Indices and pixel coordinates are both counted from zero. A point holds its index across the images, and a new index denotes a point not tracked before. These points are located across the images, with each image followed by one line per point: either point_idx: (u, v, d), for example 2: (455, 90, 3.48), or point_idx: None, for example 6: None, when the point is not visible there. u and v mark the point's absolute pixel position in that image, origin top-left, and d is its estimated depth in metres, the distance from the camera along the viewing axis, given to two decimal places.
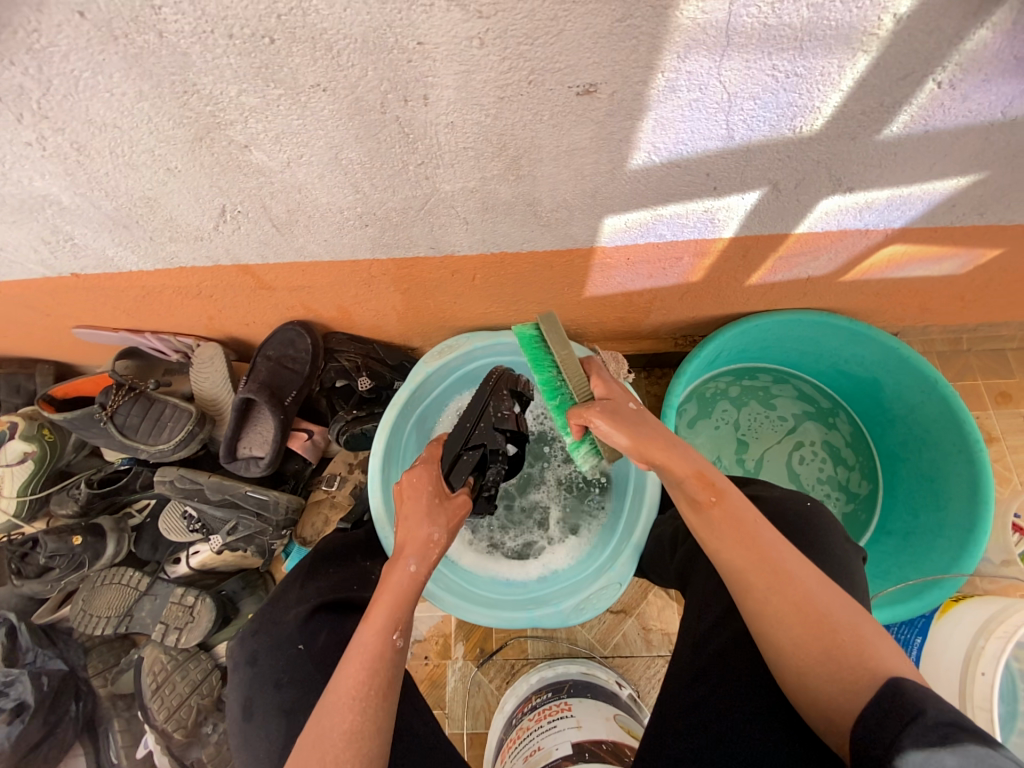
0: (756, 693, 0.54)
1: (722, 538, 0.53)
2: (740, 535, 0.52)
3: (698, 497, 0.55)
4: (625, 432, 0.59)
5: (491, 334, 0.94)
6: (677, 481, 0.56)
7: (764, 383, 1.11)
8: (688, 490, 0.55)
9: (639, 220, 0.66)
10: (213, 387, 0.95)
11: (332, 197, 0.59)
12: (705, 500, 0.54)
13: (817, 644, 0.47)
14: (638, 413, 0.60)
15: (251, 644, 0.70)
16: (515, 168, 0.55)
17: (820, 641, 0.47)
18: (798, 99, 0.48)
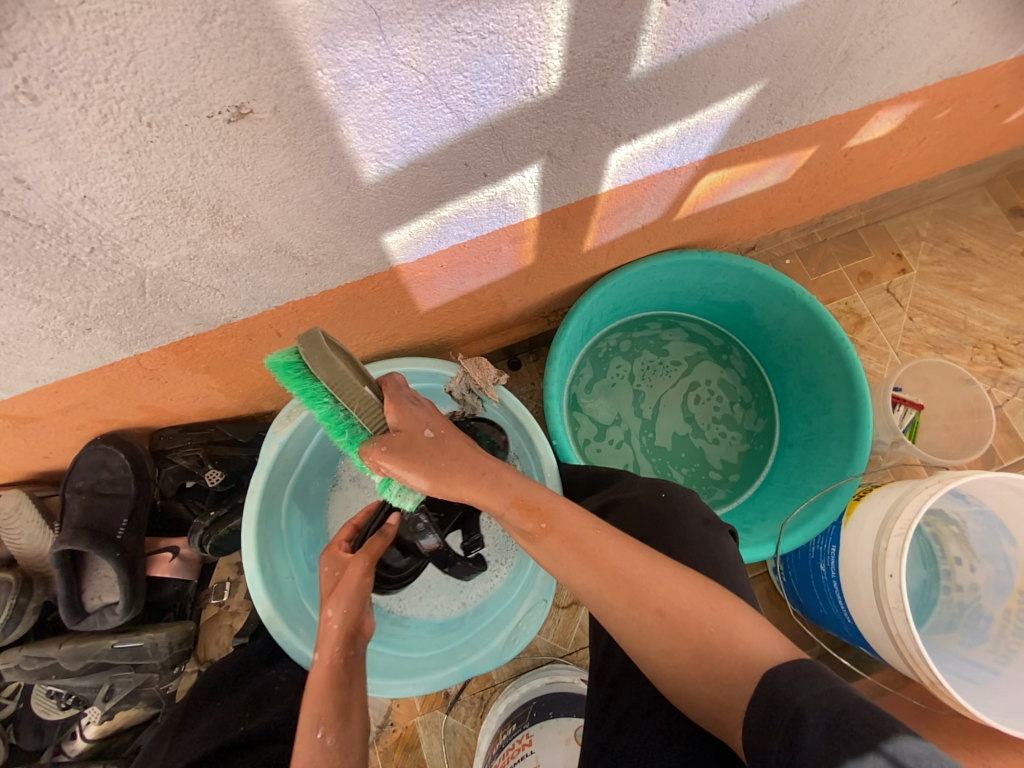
0: None
1: (563, 565, 0.44)
2: (579, 556, 0.43)
3: (527, 528, 0.44)
4: (423, 472, 0.44)
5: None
6: (498, 515, 0.45)
7: (654, 331, 1.07)
8: (513, 522, 0.45)
9: (423, 227, 0.56)
10: (34, 542, 0.79)
11: (13, 317, 0.45)
12: (535, 528, 0.44)
13: (687, 649, 0.41)
14: (436, 442, 0.46)
15: None
16: (225, 220, 0.44)
17: (690, 649, 0.41)
18: (514, 59, 0.39)
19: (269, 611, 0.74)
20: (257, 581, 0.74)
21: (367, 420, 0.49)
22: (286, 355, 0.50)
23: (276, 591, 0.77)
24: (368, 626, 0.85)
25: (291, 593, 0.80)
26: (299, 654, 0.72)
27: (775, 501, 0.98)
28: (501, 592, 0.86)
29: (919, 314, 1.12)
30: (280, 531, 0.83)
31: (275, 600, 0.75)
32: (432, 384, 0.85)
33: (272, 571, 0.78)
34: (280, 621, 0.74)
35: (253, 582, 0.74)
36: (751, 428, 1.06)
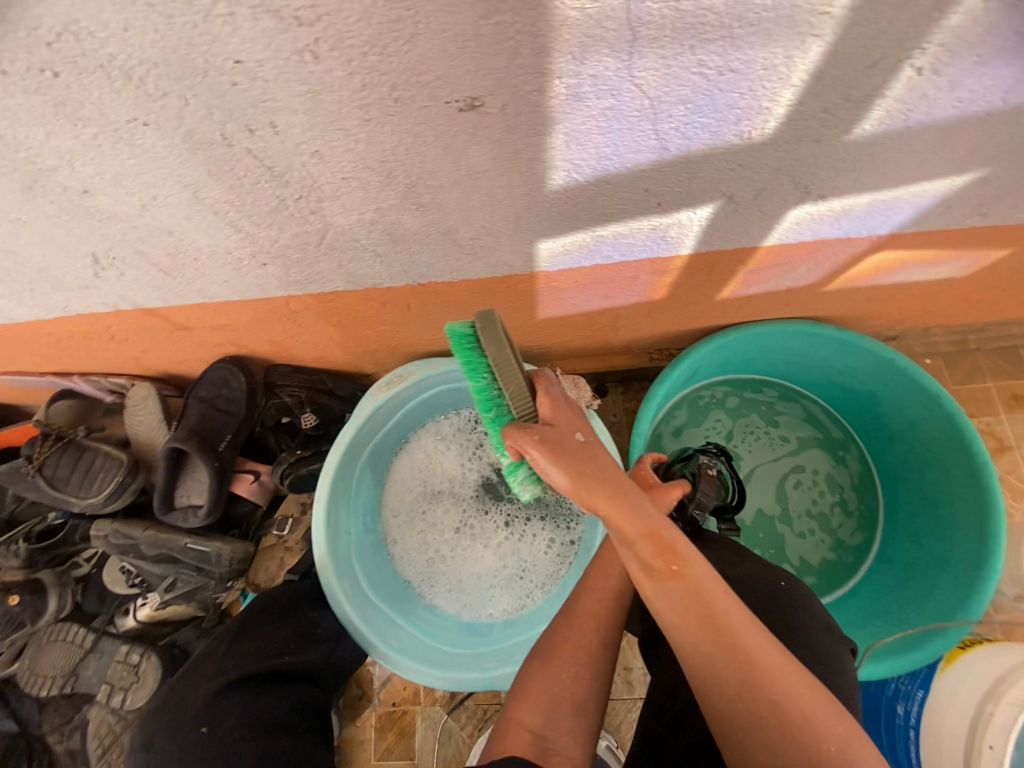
0: None
1: (682, 618, 0.44)
2: (702, 615, 0.44)
3: (654, 564, 0.46)
4: (565, 471, 0.50)
5: (444, 360, 0.85)
6: (628, 542, 0.47)
7: (768, 398, 1.01)
8: (642, 554, 0.46)
9: (577, 241, 0.57)
10: (149, 431, 0.89)
11: (214, 240, 0.51)
12: (663, 568, 0.45)
13: (799, 755, 0.40)
14: (585, 447, 0.51)
15: (148, 727, 0.66)
16: (414, 196, 0.46)
17: (800, 753, 0.40)
18: (741, 99, 0.38)
19: (327, 561, 0.77)
20: (323, 529, 0.78)
21: (514, 402, 0.55)
22: (463, 327, 0.58)
23: (337, 544, 0.80)
24: (403, 605, 0.87)
25: (347, 550, 0.83)
26: (342, 611, 0.75)
27: (853, 620, 0.89)
28: (539, 615, 0.86)
29: None
30: (354, 488, 0.87)
31: (334, 553, 0.78)
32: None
33: (337, 524, 0.81)
34: (334, 575, 0.77)
35: (321, 529, 0.78)
36: (846, 540, 0.96)
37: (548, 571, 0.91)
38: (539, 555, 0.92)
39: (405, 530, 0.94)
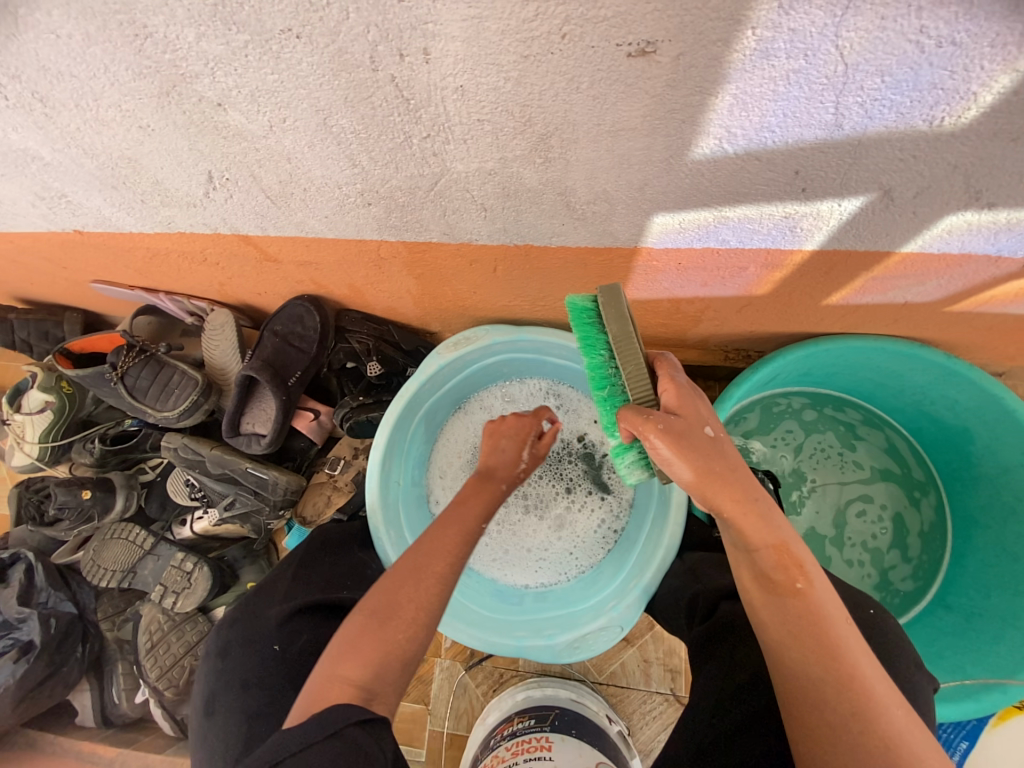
0: None
1: (797, 634, 0.47)
2: (819, 636, 0.46)
3: (777, 577, 0.49)
4: (692, 464, 0.51)
5: (513, 328, 0.82)
6: (752, 550, 0.50)
7: (849, 420, 0.96)
8: (766, 564, 0.50)
9: (696, 219, 0.53)
10: (223, 357, 0.92)
11: (328, 171, 0.50)
12: (786, 583, 0.49)
13: None
14: (714, 443, 0.53)
15: (225, 637, 0.72)
16: (543, 149, 0.43)
17: None
18: (949, 77, 0.33)
19: (377, 504, 0.78)
20: (376, 473, 0.79)
21: (632, 383, 0.58)
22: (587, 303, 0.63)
23: (387, 488, 0.81)
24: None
25: (395, 498, 0.84)
26: (385, 552, 0.77)
27: None
28: (571, 595, 0.86)
29: None
30: (410, 440, 0.88)
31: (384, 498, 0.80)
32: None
33: (389, 471, 0.82)
34: (382, 518, 0.78)
35: (374, 472, 0.80)
36: (895, 582, 0.92)
37: (584, 556, 0.90)
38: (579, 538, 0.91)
39: (451, 490, 0.95)
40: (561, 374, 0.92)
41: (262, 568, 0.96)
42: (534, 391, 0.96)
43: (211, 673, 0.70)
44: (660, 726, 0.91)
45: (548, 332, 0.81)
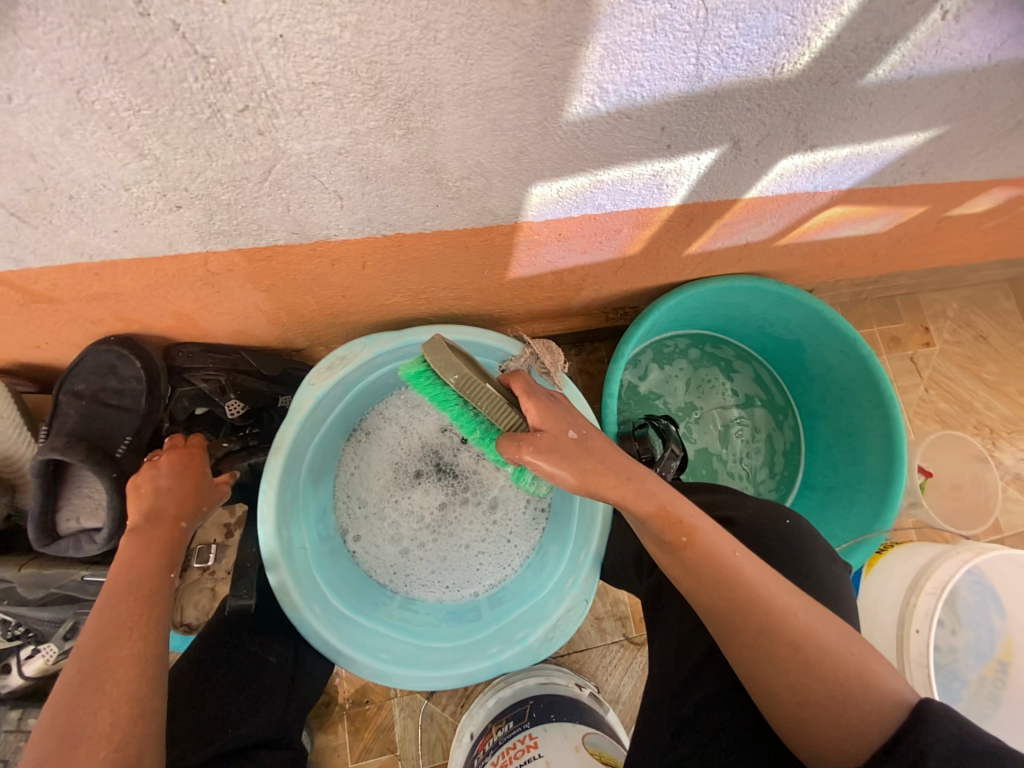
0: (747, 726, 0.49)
1: (696, 580, 0.49)
2: (715, 575, 0.48)
3: (668, 538, 0.50)
4: (571, 468, 0.48)
5: (396, 334, 0.72)
6: (641, 523, 0.50)
7: (727, 354, 1.09)
8: (656, 531, 0.50)
9: (574, 186, 0.51)
10: (1, 441, 0.67)
11: (103, 168, 0.36)
12: (675, 540, 0.49)
13: (818, 685, 0.43)
14: (580, 443, 0.49)
15: None
16: (403, 118, 0.36)
17: (820, 682, 0.44)
18: (789, 24, 0.35)
19: (285, 585, 0.66)
20: (273, 547, 0.66)
21: (496, 417, 0.51)
22: (418, 365, 0.56)
23: (292, 560, 0.69)
24: (380, 607, 0.80)
25: (302, 557, 0.72)
26: (316, 638, 0.66)
27: None
28: (523, 585, 0.83)
29: (934, 387, 1.17)
30: (304, 491, 0.75)
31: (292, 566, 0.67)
32: (489, 357, 0.78)
33: (290, 535, 0.70)
34: (298, 598, 0.67)
35: (264, 550, 0.66)
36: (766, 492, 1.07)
37: (521, 545, 0.88)
38: (516, 525, 0.88)
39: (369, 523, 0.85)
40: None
41: None
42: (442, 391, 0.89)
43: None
44: (622, 672, 0.96)
45: (434, 331, 0.73)
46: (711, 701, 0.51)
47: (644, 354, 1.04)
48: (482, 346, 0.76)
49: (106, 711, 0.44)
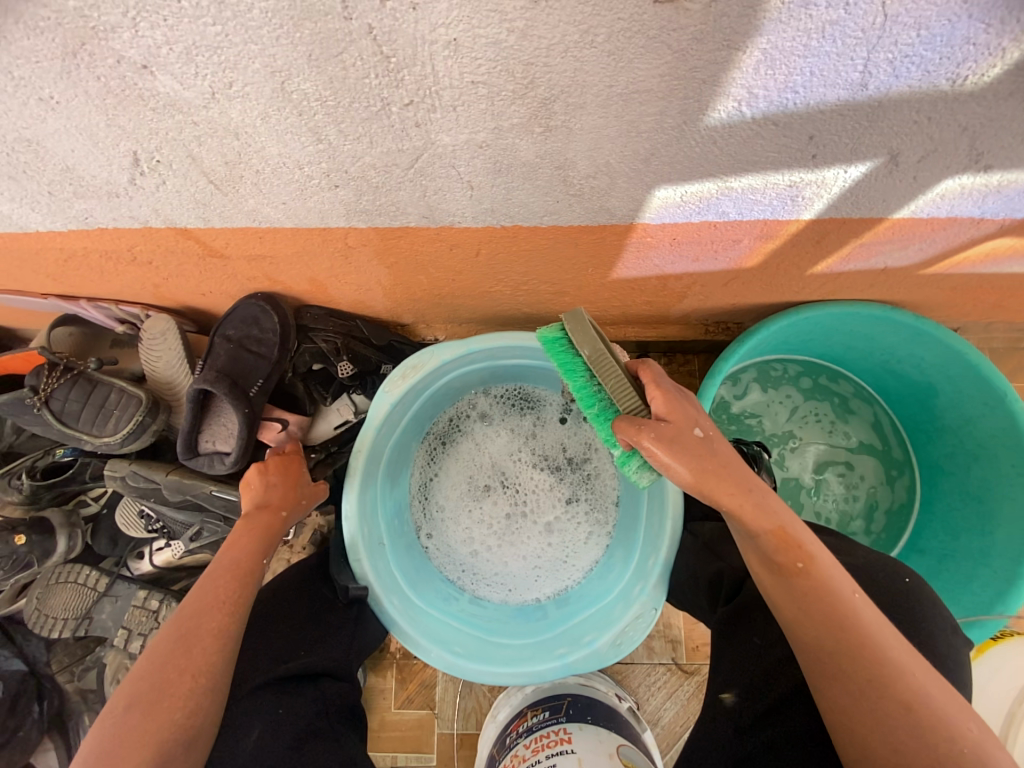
0: None
1: (802, 610, 0.47)
2: (827, 609, 0.46)
3: (779, 560, 0.49)
4: (689, 465, 0.52)
5: (461, 341, 0.76)
6: (753, 538, 0.51)
7: (842, 390, 0.99)
8: (767, 550, 0.50)
9: (698, 192, 0.50)
10: (167, 369, 0.81)
11: (287, 149, 0.42)
12: (789, 564, 0.49)
13: (930, 756, 0.39)
14: (704, 442, 0.53)
15: None
16: (545, 117, 0.38)
17: (932, 754, 0.39)
18: (985, 30, 0.32)
19: (370, 575, 0.71)
20: (354, 514, 0.72)
21: (619, 400, 0.58)
22: (556, 332, 0.63)
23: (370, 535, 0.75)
24: (448, 601, 0.84)
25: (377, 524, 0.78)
26: (396, 625, 0.71)
27: None
28: (589, 589, 0.84)
29: None
30: (382, 487, 0.81)
31: (371, 552, 0.73)
32: None
33: (372, 525, 0.76)
34: (379, 586, 0.71)
35: (345, 525, 0.72)
36: None
37: (583, 546, 0.89)
38: (576, 528, 0.90)
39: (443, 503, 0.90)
40: (525, 373, 0.88)
41: None
42: (508, 395, 0.93)
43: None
44: (665, 695, 0.93)
45: (500, 337, 0.75)
46: (773, 745, 0.48)
47: (747, 372, 0.98)
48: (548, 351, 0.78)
49: (183, 677, 0.48)
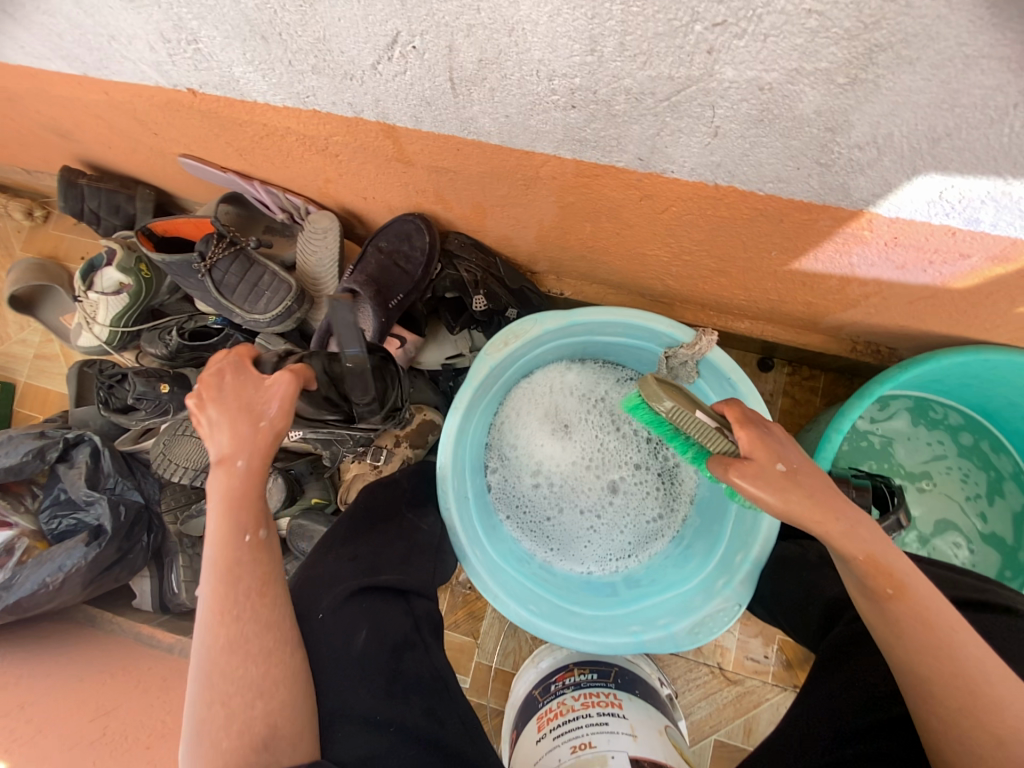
0: None
1: (898, 636, 0.44)
2: (921, 635, 0.44)
3: (872, 587, 0.45)
4: (778, 502, 0.46)
5: (564, 311, 0.75)
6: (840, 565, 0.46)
7: (993, 455, 0.91)
8: (859, 579, 0.46)
9: (965, 191, 0.44)
10: (316, 264, 0.85)
11: (551, 56, 0.41)
12: (881, 591, 0.45)
13: None
14: (789, 475, 0.47)
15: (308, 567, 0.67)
16: (861, 66, 0.34)
17: None
18: None
19: (457, 527, 0.75)
20: (448, 459, 0.74)
21: (706, 441, 0.54)
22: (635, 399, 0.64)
23: (459, 476, 0.78)
24: (521, 562, 0.86)
25: (465, 467, 0.81)
26: (478, 578, 0.74)
27: None
28: (663, 573, 0.84)
29: None
30: (469, 447, 0.82)
31: (459, 503, 0.76)
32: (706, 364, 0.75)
33: (459, 479, 0.78)
34: (464, 536, 0.75)
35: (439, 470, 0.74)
36: None
37: (665, 525, 0.89)
38: (656, 501, 0.89)
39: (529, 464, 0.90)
40: (618, 350, 0.86)
41: (327, 485, 0.97)
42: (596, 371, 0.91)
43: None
44: (702, 694, 0.93)
45: (606, 313, 0.74)
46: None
47: (900, 400, 0.93)
48: (650, 331, 0.76)
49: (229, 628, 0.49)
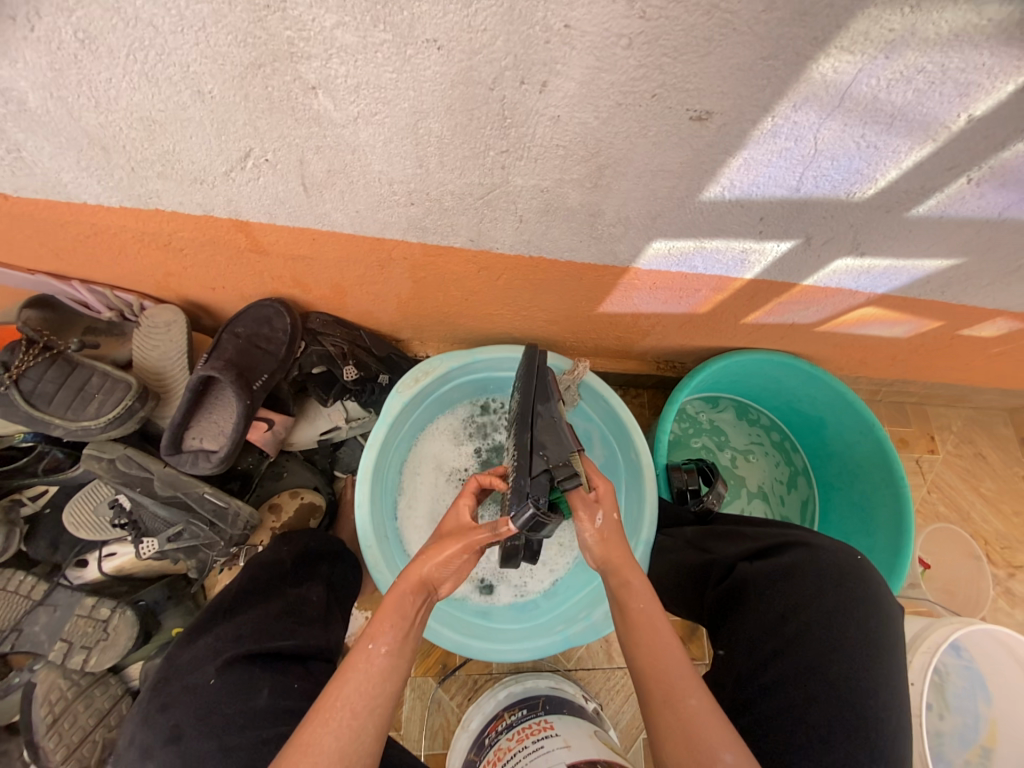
0: (818, 694, 0.57)
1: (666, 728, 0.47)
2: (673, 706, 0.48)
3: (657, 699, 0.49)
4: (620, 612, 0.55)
5: (466, 352, 0.87)
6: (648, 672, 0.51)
7: (777, 431, 1.24)
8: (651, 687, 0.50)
9: (681, 248, 0.67)
10: (161, 358, 0.80)
11: (389, 168, 0.52)
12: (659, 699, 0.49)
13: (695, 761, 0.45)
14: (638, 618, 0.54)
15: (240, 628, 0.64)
16: (597, 176, 0.53)
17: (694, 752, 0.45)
18: (864, 168, 0.52)
19: (381, 563, 0.77)
20: (365, 497, 0.78)
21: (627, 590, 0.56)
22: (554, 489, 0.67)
23: (376, 516, 0.81)
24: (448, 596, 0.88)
25: (381, 509, 0.84)
26: None
27: None
28: (576, 577, 0.90)
29: (935, 491, 1.29)
30: (384, 486, 0.87)
31: (379, 540, 0.79)
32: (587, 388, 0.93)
33: (379, 519, 0.82)
34: (389, 573, 0.77)
35: (358, 507, 0.78)
36: None
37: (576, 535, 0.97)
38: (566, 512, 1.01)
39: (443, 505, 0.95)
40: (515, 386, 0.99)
41: (191, 610, 0.82)
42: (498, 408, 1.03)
43: (192, 686, 0.61)
44: (622, 699, 0.99)
45: (499, 351, 0.88)
46: (773, 693, 0.58)
47: (727, 399, 1.25)
48: None
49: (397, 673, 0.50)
